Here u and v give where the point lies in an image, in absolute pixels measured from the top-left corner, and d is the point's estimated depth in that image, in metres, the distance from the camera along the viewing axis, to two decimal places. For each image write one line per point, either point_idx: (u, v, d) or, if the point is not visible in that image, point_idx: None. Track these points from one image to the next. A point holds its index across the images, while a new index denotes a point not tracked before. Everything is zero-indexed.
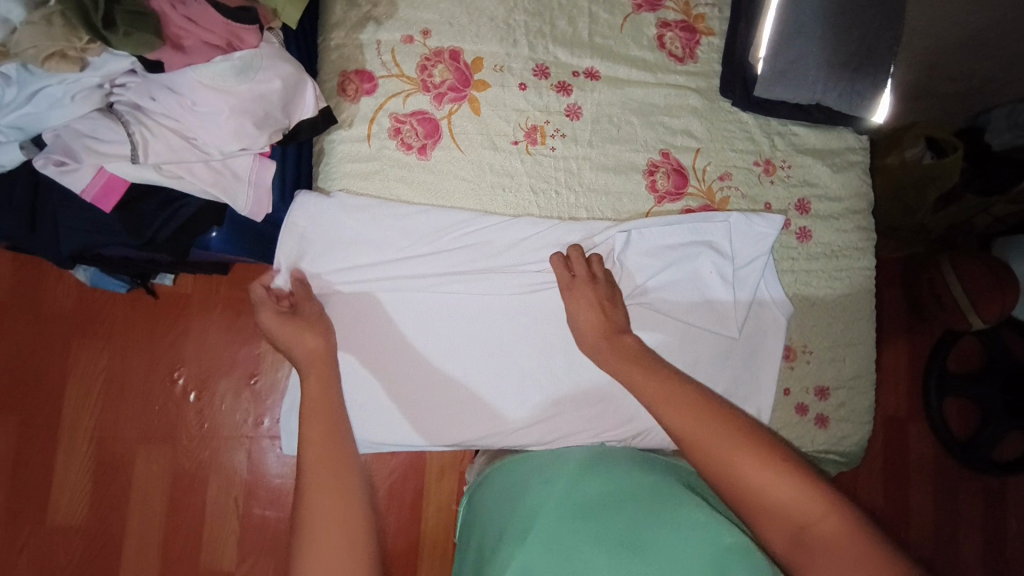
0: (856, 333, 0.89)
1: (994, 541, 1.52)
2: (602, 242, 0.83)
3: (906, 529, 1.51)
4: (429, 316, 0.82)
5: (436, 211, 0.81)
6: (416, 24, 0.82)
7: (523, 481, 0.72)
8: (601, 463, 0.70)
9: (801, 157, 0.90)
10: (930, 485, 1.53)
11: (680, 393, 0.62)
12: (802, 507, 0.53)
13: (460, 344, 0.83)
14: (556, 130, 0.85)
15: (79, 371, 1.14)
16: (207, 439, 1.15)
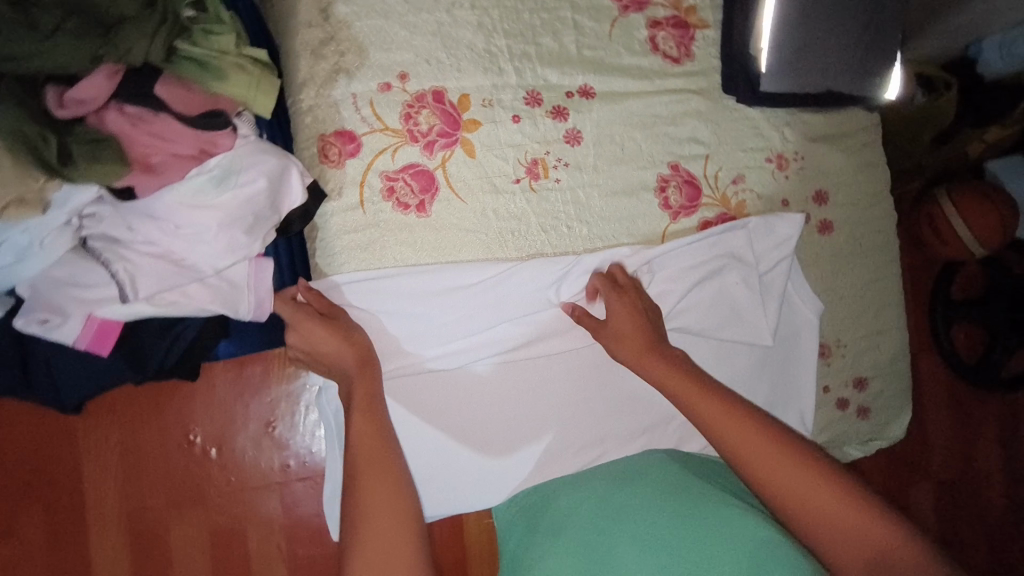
0: (886, 320, 0.87)
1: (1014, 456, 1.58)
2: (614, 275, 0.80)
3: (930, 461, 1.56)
4: (459, 380, 0.79)
5: (447, 270, 0.76)
6: (391, 69, 0.75)
7: (567, 513, 0.71)
8: (652, 471, 0.72)
9: (814, 146, 0.86)
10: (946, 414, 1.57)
11: (735, 413, 0.65)
12: (876, 535, 0.55)
13: (496, 400, 0.80)
14: (558, 160, 0.79)
15: (91, 453, 1.06)
16: (236, 491, 1.10)
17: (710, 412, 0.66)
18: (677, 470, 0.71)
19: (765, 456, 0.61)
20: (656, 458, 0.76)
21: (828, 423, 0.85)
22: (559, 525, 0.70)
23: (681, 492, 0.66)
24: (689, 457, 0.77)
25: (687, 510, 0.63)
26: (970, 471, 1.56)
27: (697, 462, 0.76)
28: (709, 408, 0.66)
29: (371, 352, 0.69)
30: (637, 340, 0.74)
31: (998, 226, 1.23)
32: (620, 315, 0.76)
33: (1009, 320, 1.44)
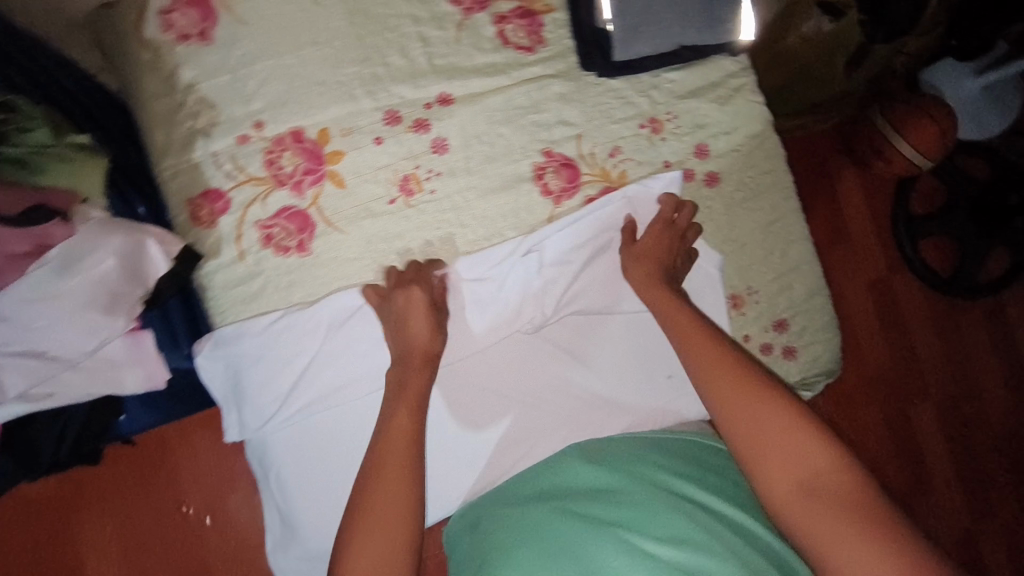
0: (795, 257, 0.87)
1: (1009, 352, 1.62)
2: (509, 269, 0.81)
3: (920, 377, 1.58)
4: (456, 378, 0.81)
5: (343, 296, 0.78)
6: (246, 120, 0.76)
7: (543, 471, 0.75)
8: (564, 484, 0.71)
9: (685, 102, 0.86)
10: (927, 327, 1.60)
11: (714, 349, 0.69)
12: (806, 456, 0.61)
13: (488, 391, 0.81)
14: (429, 172, 0.80)
15: (87, 545, 1.03)
16: (239, 555, 1.06)
17: (683, 330, 0.73)
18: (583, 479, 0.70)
19: (728, 391, 0.66)
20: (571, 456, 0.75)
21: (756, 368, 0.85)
22: (487, 527, 0.69)
23: (567, 511, 0.64)
24: (606, 454, 0.74)
25: (562, 533, 0.61)
26: (962, 381, 1.59)
27: (620, 454, 0.73)
28: (684, 337, 0.72)
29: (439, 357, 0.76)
30: (654, 262, 0.80)
31: (937, 133, 1.36)
32: (652, 242, 0.81)
33: (970, 225, 1.53)
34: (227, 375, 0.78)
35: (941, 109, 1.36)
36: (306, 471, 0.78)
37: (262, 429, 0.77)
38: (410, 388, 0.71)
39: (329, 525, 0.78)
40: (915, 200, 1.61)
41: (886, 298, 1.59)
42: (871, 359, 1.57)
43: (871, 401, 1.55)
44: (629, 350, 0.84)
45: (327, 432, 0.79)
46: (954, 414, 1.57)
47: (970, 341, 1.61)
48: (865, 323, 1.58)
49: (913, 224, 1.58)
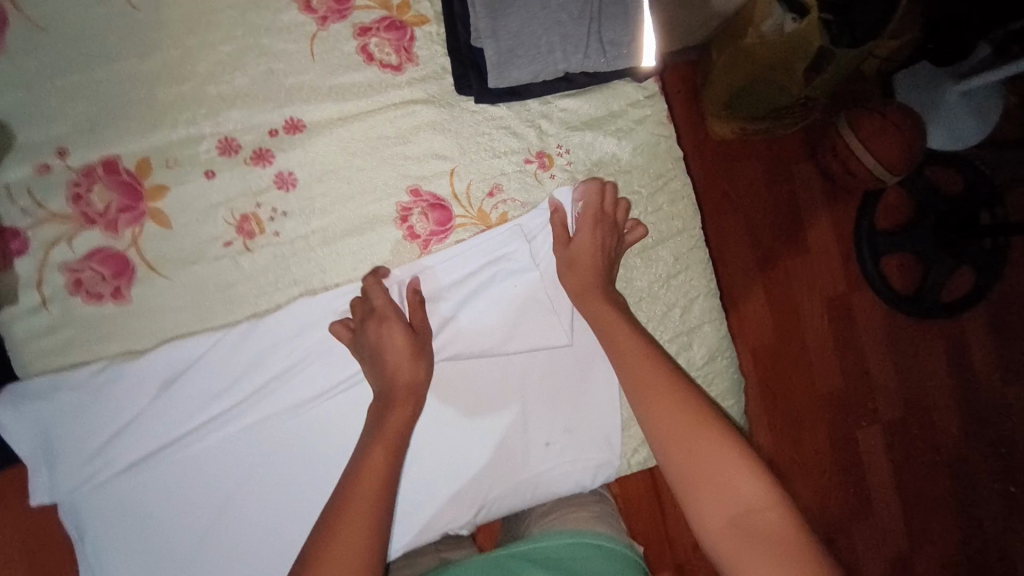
0: (696, 316, 0.78)
1: (969, 379, 1.55)
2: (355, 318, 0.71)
3: (872, 401, 1.51)
4: (294, 438, 0.70)
5: (172, 345, 0.68)
6: (47, 145, 0.65)
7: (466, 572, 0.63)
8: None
9: (579, 134, 0.75)
10: (883, 348, 1.52)
11: (650, 362, 0.63)
12: (751, 493, 0.54)
13: (333, 453, 0.71)
14: (272, 211, 0.70)
15: None
16: None
17: (624, 355, 0.65)
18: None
19: (662, 407, 0.60)
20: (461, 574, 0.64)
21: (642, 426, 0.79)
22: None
23: None
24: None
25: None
26: (916, 405, 1.53)
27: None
28: (625, 360, 0.65)
29: (421, 391, 0.68)
30: (592, 279, 0.70)
31: (901, 144, 1.28)
32: (586, 244, 0.71)
33: (936, 243, 1.46)
34: (36, 434, 0.67)
35: (903, 117, 1.29)
36: (124, 542, 0.68)
37: (70, 491, 0.67)
38: (386, 437, 0.63)
39: None
40: (880, 213, 1.52)
41: (842, 318, 1.51)
42: (822, 381, 1.49)
43: (821, 422, 1.48)
44: (504, 415, 0.75)
45: (150, 501, 0.68)
46: (902, 442, 1.52)
47: (927, 366, 1.54)
48: (818, 343, 1.50)
49: (876, 242, 1.49)
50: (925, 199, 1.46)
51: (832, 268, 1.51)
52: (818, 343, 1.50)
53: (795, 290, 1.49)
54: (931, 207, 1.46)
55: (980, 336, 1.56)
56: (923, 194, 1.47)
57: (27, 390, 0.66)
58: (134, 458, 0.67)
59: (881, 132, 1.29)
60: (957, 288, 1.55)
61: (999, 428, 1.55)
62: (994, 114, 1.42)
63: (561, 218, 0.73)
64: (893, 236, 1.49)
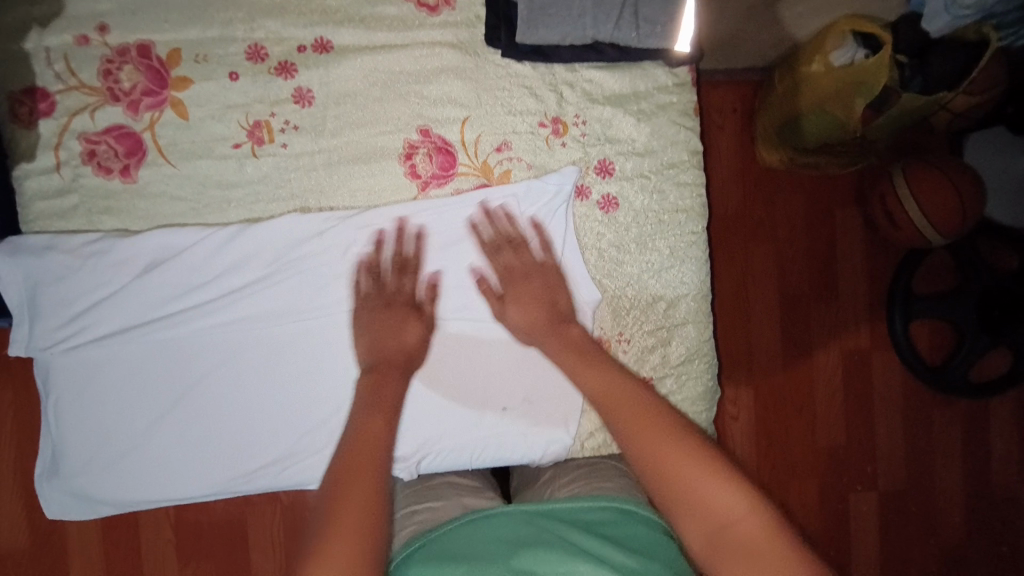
0: (682, 313, 0.75)
1: (981, 465, 1.47)
2: (337, 239, 0.72)
3: (873, 466, 1.45)
4: (260, 347, 0.72)
5: (163, 232, 0.70)
6: (89, 20, 0.68)
7: (479, 535, 0.60)
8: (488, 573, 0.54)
9: (599, 108, 0.73)
10: (895, 415, 1.46)
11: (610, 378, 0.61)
12: (732, 503, 0.51)
13: (295, 369, 0.73)
14: (284, 123, 0.71)
15: None
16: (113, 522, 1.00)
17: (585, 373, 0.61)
18: (505, 555, 0.56)
19: (627, 427, 0.56)
20: (485, 531, 0.61)
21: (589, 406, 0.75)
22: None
23: None
24: (532, 533, 0.59)
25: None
26: (919, 481, 1.46)
27: (550, 532, 0.59)
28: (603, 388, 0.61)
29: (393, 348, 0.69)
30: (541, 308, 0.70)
31: (956, 211, 1.23)
32: (528, 286, 0.70)
33: (975, 316, 1.35)
34: (25, 287, 0.70)
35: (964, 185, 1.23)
36: (87, 409, 0.71)
37: (47, 351, 0.70)
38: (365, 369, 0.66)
39: (99, 474, 0.72)
40: (919, 275, 1.45)
41: (858, 375, 1.45)
42: (821, 434, 1.45)
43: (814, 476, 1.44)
44: (466, 368, 0.74)
45: (117, 376, 0.71)
46: (898, 511, 1.46)
47: (939, 443, 1.47)
48: (826, 395, 1.45)
49: (911, 302, 1.40)
50: (970, 265, 1.36)
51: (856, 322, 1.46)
52: (827, 395, 1.45)
53: (813, 337, 1.45)
54: (976, 278, 1.35)
55: (1003, 423, 1.48)
56: (970, 258, 1.36)
57: (23, 245, 0.69)
58: (108, 331, 0.70)
59: (940, 196, 1.23)
60: (988, 369, 1.47)
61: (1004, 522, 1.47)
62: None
63: (513, 251, 0.72)
64: (930, 299, 1.39)
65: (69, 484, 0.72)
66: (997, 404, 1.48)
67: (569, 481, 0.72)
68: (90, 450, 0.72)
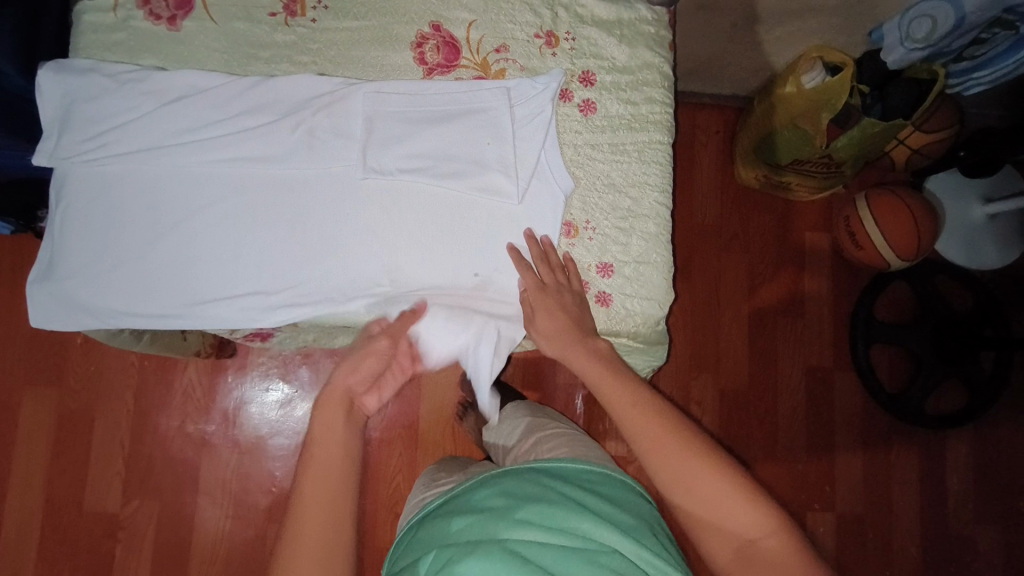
0: (647, 207, 0.84)
1: (935, 494, 1.53)
2: (346, 100, 0.81)
3: (831, 485, 1.51)
4: (260, 186, 0.79)
5: (194, 73, 0.79)
6: None
7: (493, 493, 0.70)
8: (505, 527, 0.63)
9: (588, 28, 0.86)
10: (852, 430, 1.54)
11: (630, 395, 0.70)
12: (750, 523, 0.61)
13: (288, 211, 0.79)
14: (317, 2, 0.83)
15: (32, 396, 1.26)
16: (139, 421, 1.27)
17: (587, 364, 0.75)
18: (517, 506, 0.66)
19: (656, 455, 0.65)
20: (495, 490, 0.71)
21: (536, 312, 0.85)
22: (434, 566, 0.61)
23: (511, 553, 0.58)
24: (537, 489, 0.69)
25: None
26: (875, 503, 1.52)
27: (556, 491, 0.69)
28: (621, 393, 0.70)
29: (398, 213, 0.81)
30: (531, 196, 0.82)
31: (911, 234, 1.37)
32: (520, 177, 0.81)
33: (932, 349, 1.47)
34: (62, 101, 0.77)
35: (918, 207, 1.39)
36: (94, 220, 0.77)
37: (67, 160, 0.77)
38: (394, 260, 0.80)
39: (92, 284, 0.77)
40: (882, 304, 1.57)
41: (820, 389, 1.55)
42: (785, 439, 1.52)
43: (774, 481, 1.50)
44: (444, 236, 0.81)
45: (127, 194, 0.77)
46: (855, 535, 1.50)
47: (895, 467, 1.53)
48: (789, 399, 1.54)
49: (870, 330, 1.51)
50: (928, 300, 1.50)
51: (822, 339, 1.56)
52: (789, 401, 1.54)
53: (779, 341, 1.55)
54: (932, 312, 1.48)
55: (958, 452, 1.53)
56: (927, 293, 1.50)
57: (69, 65, 0.77)
58: (125, 151, 0.77)
59: (900, 216, 1.38)
60: (945, 401, 1.54)
61: (950, 549, 1.51)
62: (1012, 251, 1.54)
63: (502, 134, 0.82)
64: (890, 328, 1.51)
65: (59, 290, 0.77)
66: (953, 436, 1.54)
67: (551, 446, 0.91)
68: (88, 260, 0.77)
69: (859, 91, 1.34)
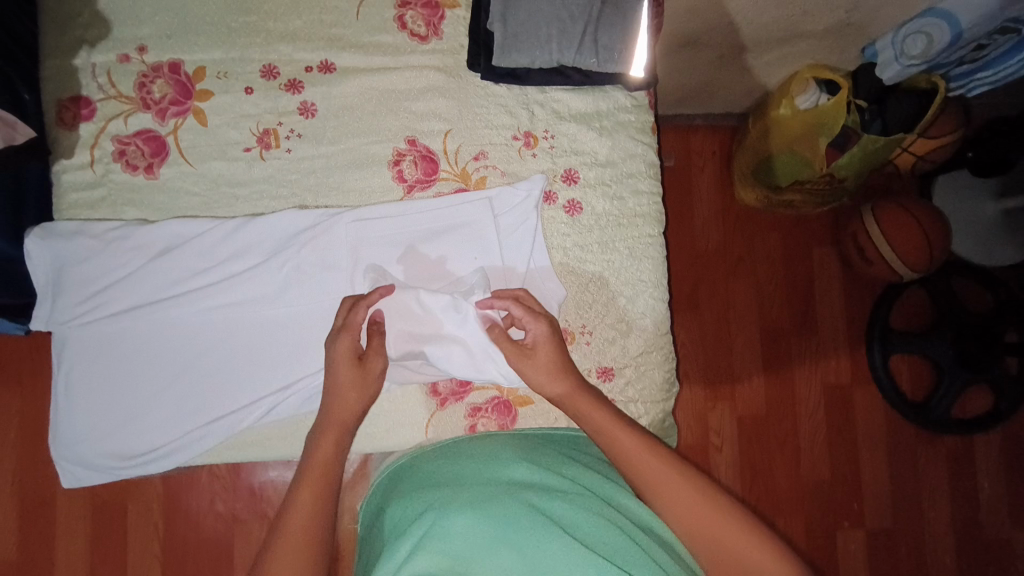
0: (642, 306, 0.83)
1: (966, 501, 1.46)
2: (328, 232, 0.80)
3: (858, 501, 1.45)
4: (254, 328, 0.80)
5: (178, 223, 0.79)
6: (131, 42, 0.80)
7: (473, 451, 0.74)
8: (491, 475, 0.68)
9: (567, 124, 0.84)
10: (878, 446, 1.47)
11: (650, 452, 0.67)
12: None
13: (283, 349, 0.80)
14: (290, 131, 0.81)
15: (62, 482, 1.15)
16: (171, 499, 1.18)
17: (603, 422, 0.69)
18: (502, 460, 0.70)
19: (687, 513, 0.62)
20: (493, 442, 0.76)
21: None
22: (417, 508, 0.65)
23: (499, 495, 0.63)
24: (521, 448, 0.73)
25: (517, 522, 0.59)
26: (907, 519, 1.45)
27: (541, 450, 0.73)
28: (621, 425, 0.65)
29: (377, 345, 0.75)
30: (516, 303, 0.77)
31: (922, 245, 1.29)
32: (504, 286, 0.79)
33: (954, 354, 1.39)
34: (51, 266, 0.78)
35: (926, 216, 1.31)
36: (98, 379, 0.79)
37: (68, 324, 0.78)
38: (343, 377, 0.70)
39: (106, 439, 0.79)
40: (898, 312, 1.48)
41: (840, 407, 1.47)
42: (809, 465, 1.45)
43: (802, 508, 1.44)
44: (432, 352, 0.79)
45: (126, 349, 0.79)
46: (885, 552, 1.44)
47: (924, 478, 1.46)
48: (811, 426, 1.46)
49: (888, 340, 1.43)
50: (947, 307, 1.41)
51: (838, 353, 1.48)
52: (811, 426, 1.46)
53: (795, 364, 1.47)
54: (952, 318, 1.39)
55: (992, 463, 1.46)
56: (946, 301, 1.41)
57: (55, 228, 0.78)
58: (121, 310, 0.78)
59: (913, 238, 1.29)
60: (972, 404, 1.48)
61: (994, 564, 1.44)
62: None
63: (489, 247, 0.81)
64: (908, 337, 1.43)
65: (76, 449, 0.79)
66: (982, 436, 1.47)
67: None
68: (98, 418, 0.79)
69: (857, 106, 1.19)
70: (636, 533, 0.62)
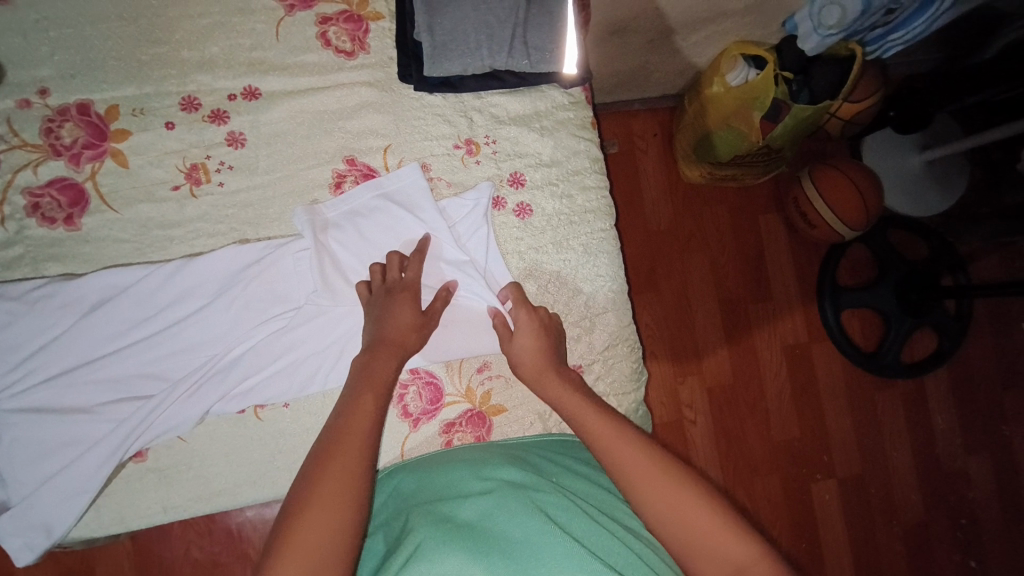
0: (603, 301, 0.83)
1: (926, 440, 1.53)
2: (273, 265, 0.77)
3: (828, 453, 1.50)
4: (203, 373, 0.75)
5: (108, 274, 0.74)
6: (32, 85, 0.74)
7: (456, 465, 0.72)
8: (479, 485, 0.66)
9: (507, 128, 0.83)
10: (841, 398, 1.52)
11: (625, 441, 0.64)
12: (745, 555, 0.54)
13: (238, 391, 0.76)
14: (219, 164, 0.77)
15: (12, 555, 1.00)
16: (139, 560, 1.04)
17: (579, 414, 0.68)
18: (491, 469, 0.69)
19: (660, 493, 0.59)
20: (485, 454, 0.74)
21: (509, 393, 0.82)
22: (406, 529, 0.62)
23: (495, 510, 0.61)
24: (506, 456, 0.72)
25: (514, 537, 0.58)
26: (874, 464, 1.51)
27: (525, 458, 0.72)
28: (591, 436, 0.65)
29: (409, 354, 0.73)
30: None
31: (858, 206, 1.33)
32: None
33: (898, 303, 1.46)
34: None
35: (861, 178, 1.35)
36: (37, 450, 0.73)
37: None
38: None
39: (54, 511, 0.72)
40: (844, 269, 1.54)
41: (801, 365, 1.52)
42: (779, 425, 1.50)
43: (777, 467, 1.48)
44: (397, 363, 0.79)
45: (67, 413, 0.73)
46: (858, 498, 1.50)
47: (884, 423, 1.53)
48: (776, 389, 1.51)
49: (838, 295, 1.50)
50: (887, 256, 1.48)
51: (794, 315, 1.53)
52: (776, 387, 1.51)
53: (755, 330, 1.52)
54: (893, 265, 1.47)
55: (943, 400, 1.54)
56: (886, 252, 1.47)
57: None
58: (56, 373, 0.73)
59: (851, 198, 1.33)
60: (919, 347, 1.54)
61: (959, 497, 1.52)
62: (956, 186, 1.49)
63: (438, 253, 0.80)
64: (855, 291, 1.49)
65: (21, 526, 0.72)
66: (932, 377, 1.55)
67: None
68: (41, 490, 0.72)
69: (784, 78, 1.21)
70: (629, 541, 0.61)
